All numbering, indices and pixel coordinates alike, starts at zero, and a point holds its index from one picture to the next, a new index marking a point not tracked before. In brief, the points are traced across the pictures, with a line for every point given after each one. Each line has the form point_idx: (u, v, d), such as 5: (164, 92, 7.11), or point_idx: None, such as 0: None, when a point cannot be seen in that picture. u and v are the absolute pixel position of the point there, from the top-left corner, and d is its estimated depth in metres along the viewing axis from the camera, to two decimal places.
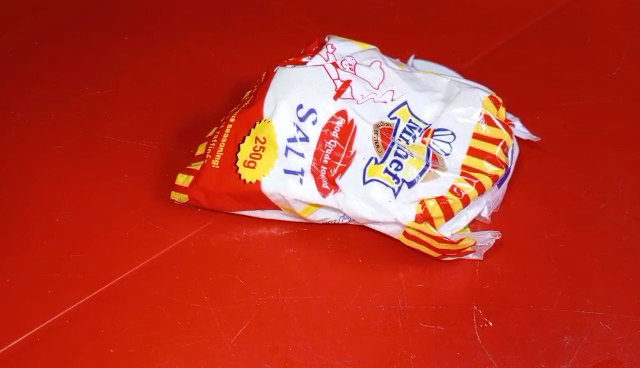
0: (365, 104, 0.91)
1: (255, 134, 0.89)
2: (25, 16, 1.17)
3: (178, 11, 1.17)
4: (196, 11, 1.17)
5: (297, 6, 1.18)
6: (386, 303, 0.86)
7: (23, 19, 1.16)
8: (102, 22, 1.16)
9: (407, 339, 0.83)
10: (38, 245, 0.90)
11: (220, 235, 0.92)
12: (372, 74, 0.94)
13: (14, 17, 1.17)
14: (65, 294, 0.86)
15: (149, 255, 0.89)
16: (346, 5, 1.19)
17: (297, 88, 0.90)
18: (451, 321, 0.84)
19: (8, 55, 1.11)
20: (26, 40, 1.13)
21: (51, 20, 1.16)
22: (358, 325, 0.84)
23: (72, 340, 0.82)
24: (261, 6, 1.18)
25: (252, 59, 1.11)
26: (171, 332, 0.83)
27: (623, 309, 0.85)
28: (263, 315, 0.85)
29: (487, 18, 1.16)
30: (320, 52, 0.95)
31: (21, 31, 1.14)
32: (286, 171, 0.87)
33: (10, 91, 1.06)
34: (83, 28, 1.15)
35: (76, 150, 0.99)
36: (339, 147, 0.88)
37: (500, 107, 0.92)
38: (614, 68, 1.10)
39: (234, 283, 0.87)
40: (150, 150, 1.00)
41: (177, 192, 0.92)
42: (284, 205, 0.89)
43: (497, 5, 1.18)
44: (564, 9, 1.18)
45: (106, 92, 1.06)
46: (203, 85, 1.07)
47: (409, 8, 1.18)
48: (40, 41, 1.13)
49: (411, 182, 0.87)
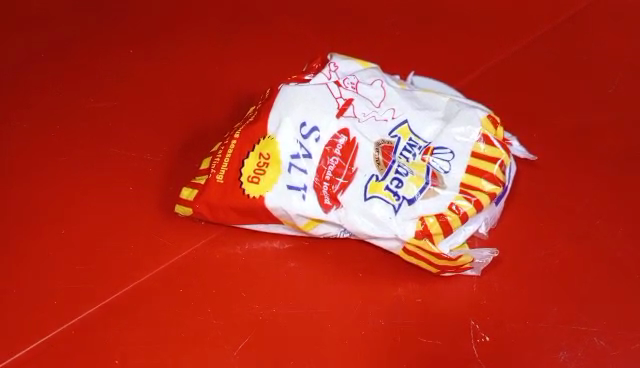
0: (367, 123, 0.93)
1: (260, 150, 0.91)
2: (29, 22, 1.18)
3: (180, 19, 1.18)
4: (199, 19, 1.18)
5: (300, 16, 1.19)
6: (385, 316, 0.88)
7: (29, 27, 1.17)
8: (105, 29, 1.17)
9: (406, 353, 0.85)
10: (45, 256, 0.92)
11: (223, 247, 0.94)
12: (374, 92, 0.95)
13: (18, 22, 1.17)
14: (72, 304, 0.88)
15: (154, 266, 0.91)
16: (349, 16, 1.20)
17: (301, 107, 0.92)
18: (450, 335, 0.86)
19: (13, 62, 1.12)
20: (31, 48, 1.14)
21: (56, 29, 1.17)
22: (358, 338, 0.86)
23: (78, 350, 0.84)
24: (265, 15, 1.19)
25: (255, 71, 1.12)
26: (175, 342, 0.85)
27: (616, 324, 0.87)
28: (265, 328, 0.87)
29: (487, 32, 1.18)
30: (322, 71, 0.96)
31: (24, 38, 1.15)
32: (289, 187, 0.89)
33: (15, 99, 1.08)
34: (87, 35, 1.16)
35: (83, 162, 1.01)
36: (341, 164, 0.90)
37: (498, 127, 0.94)
38: (612, 83, 1.12)
39: (238, 296, 0.89)
40: (154, 162, 1.02)
41: (181, 205, 0.94)
42: (286, 219, 0.91)
43: (497, 19, 1.20)
44: (564, 23, 1.19)
45: (111, 102, 1.08)
46: (207, 97, 1.09)
47: (410, 20, 1.20)
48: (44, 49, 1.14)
49: (411, 199, 0.89)
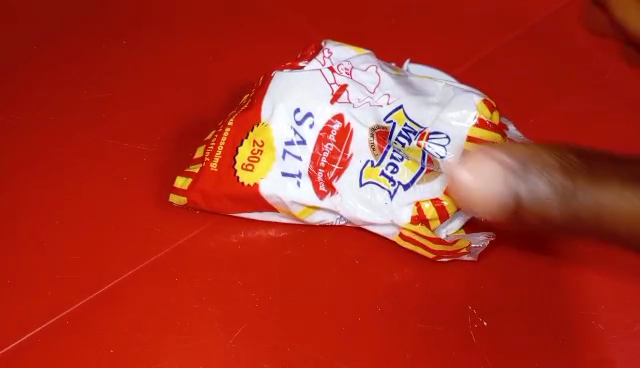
0: (362, 108, 0.90)
1: (254, 136, 0.90)
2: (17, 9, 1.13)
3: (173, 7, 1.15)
4: (193, 7, 1.15)
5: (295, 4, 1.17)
6: (383, 303, 0.88)
7: (16, 12, 1.13)
8: (96, 16, 1.13)
9: (405, 340, 0.84)
10: (38, 246, 0.90)
11: (219, 236, 0.93)
12: (369, 78, 0.94)
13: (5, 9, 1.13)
14: (66, 294, 0.87)
15: (148, 256, 0.90)
16: (345, 3, 1.18)
17: (295, 93, 0.90)
18: (447, 321, 0.86)
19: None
20: (21, 34, 1.10)
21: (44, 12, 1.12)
22: (356, 325, 0.86)
23: (73, 340, 0.84)
24: (260, 2, 1.17)
25: (252, 59, 1.10)
26: (171, 331, 0.84)
27: (614, 308, 0.88)
28: (262, 316, 0.86)
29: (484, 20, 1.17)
30: (316, 57, 0.94)
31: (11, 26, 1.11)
32: (284, 174, 0.89)
33: (4, 89, 1.04)
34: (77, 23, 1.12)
35: (77, 152, 0.99)
36: (336, 151, 0.89)
37: (494, 111, 0.92)
38: (608, 70, 1.11)
39: (233, 284, 0.89)
40: (149, 153, 0.99)
41: (176, 194, 0.93)
42: (281, 206, 0.90)
43: (494, 7, 1.19)
44: (561, 10, 1.18)
45: (105, 94, 1.05)
46: (203, 86, 1.07)
47: (406, 8, 1.18)
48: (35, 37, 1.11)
49: (407, 185, 0.88)
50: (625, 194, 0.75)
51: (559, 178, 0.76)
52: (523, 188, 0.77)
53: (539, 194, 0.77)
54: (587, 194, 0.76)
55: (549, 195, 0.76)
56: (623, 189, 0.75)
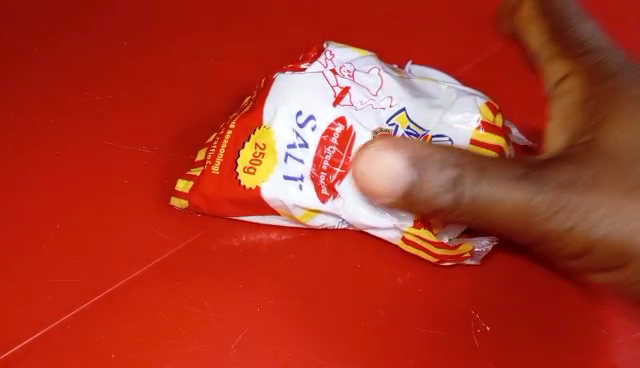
0: (364, 111, 0.90)
1: (255, 139, 0.90)
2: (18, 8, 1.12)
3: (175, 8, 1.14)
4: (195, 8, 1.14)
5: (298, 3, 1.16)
6: (385, 307, 0.87)
7: (16, 11, 1.11)
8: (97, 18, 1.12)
9: (407, 344, 0.84)
10: (38, 249, 0.90)
11: (219, 239, 0.92)
12: (372, 81, 0.93)
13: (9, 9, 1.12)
14: (66, 298, 0.86)
15: (149, 260, 0.90)
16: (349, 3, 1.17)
17: (297, 95, 0.89)
18: (450, 325, 0.86)
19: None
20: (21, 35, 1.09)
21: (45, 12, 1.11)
22: (358, 329, 0.85)
23: (73, 345, 0.83)
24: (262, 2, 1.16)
25: (253, 60, 1.09)
26: (171, 335, 0.84)
27: (618, 312, 0.87)
28: (263, 320, 0.86)
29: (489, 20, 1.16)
30: (318, 59, 0.93)
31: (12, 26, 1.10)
32: (286, 177, 0.88)
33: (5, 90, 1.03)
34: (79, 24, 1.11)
35: (77, 155, 0.98)
36: (338, 153, 0.88)
37: (497, 114, 0.92)
38: None
39: (234, 288, 0.88)
40: (150, 155, 0.99)
41: (177, 197, 0.92)
42: (283, 210, 0.90)
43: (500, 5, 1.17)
44: None
45: (106, 96, 1.04)
46: (204, 87, 1.06)
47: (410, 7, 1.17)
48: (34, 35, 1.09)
49: None
50: (515, 185, 0.68)
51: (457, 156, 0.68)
52: (469, 177, 0.68)
53: (425, 182, 0.67)
54: (470, 183, 0.68)
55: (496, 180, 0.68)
56: (524, 173, 0.69)
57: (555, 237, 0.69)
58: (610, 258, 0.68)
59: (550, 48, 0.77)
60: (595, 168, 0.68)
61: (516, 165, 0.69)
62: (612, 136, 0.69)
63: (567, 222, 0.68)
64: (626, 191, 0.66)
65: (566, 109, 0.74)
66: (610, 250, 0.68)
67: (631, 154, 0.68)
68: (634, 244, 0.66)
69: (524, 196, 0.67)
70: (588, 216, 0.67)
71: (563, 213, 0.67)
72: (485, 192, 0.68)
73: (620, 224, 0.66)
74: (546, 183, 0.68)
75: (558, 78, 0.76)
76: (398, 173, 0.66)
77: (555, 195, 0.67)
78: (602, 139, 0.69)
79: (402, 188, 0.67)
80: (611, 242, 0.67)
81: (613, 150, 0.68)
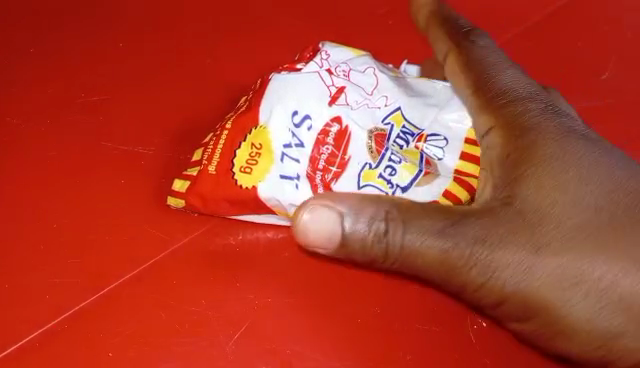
0: (359, 110, 0.90)
1: (251, 139, 0.89)
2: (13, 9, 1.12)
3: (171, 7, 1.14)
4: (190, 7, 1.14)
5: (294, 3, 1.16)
6: (382, 305, 0.88)
7: (11, 12, 1.11)
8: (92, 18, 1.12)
9: (404, 342, 0.85)
10: (36, 249, 0.90)
11: (216, 238, 0.93)
12: (367, 80, 0.93)
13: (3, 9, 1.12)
14: (65, 297, 0.86)
15: (146, 259, 0.90)
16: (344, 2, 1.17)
17: (293, 95, 0.89)
18: (446, 322, 0.88)
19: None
20: (16, 35, 1.09)
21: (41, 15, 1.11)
22: (356, 327, 0.86)
23: (72, 344, 0.83)
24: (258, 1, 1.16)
25: (249, 60, 1.10)
26: (169, 334, 0.84)
27: None
28: (260, 318, 0.86)
29: (485, 18, 1.16)
30: (313, 59, 0.93)
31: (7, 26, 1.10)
32: (282, 176, 0.88)
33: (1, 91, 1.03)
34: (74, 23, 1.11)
35: (74, 155, 0.98)
36: (334, 153, 0.88)
37: None
38: (604, 70, 1.12)
39: (232, 286, 0.88)
40: (147, 155, 0.99)
41: (173, 197, 0.93)
42: (279, 209, 0.90)
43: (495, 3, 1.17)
44: (561, 8, 1.18)
45: (102, 97, 1.04)
46: (201, 87, 1.06)
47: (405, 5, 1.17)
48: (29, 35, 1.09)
49: (405, 187, 0.88)
50: (437, 238, 0.75)
51: (385, 209, 0.76)
52: (396, 228, 0.75)
53: (353, 231, 0.75)
54: (397, 234, 0.75)
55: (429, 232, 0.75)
56: (447, 226, 0.75)
57: (472, 290, 0.78)
58: (522, 309, 0.77)
59: (478, 97, 0.88)
60: (511, 225, 0.75)
61: (440, 218, 0.76)
62: (529, 196, 0.76)
63: (480, 279, 0.76)
64: (535, 249, 0.74)
65: (493, 162, 0.82)
66: (522, 303, 0.76)
67: (546, 211, 0.75)
68: (538, 296, 0.75)
69: (444, 249, 0.75)
70: (501, 275, 0.75)
71: (481, 262, 0.75)
72: (411, 243, 0.75)
73: (529, 276, 0.74)
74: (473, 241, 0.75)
75: (483, 130, 0.86)
76: (335, 230, 0.75)
77: (473, 248, 0.75)
78: (518, 199, 0.76)
79: (336, 243, 0.76)
80: (520, 292, 0.75)
81: (531, 210, 0.76)
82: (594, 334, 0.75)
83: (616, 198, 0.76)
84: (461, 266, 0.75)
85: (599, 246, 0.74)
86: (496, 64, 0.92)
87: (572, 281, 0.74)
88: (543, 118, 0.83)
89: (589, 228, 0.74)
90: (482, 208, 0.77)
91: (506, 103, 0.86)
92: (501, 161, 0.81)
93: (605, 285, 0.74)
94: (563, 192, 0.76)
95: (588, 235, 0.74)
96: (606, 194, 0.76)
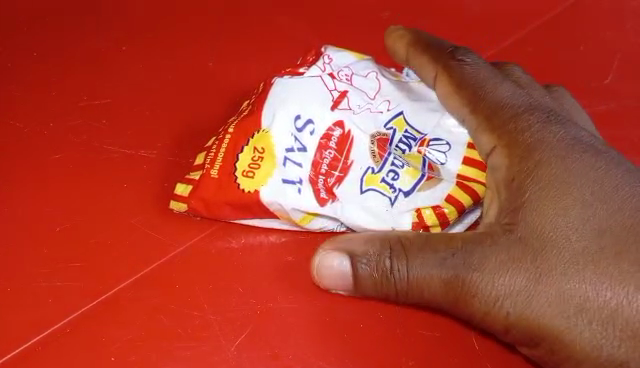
0: (362, 115, 0.89)
1: (254, 143, 0.89)
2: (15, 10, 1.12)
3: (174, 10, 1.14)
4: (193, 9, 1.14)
5: (296, 6, 1.16)
6: (384, 310, 0.88)
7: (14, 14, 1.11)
8: (95, 20, 1.12)
9: (405, 347, 0.86)
10: (39, 253, 0.90)
11: (218, 242, 0.93)
12: (369, 84, 0.92)
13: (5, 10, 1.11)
14: (67, 301, 0.87)
15: (148, 263, 0.90)
16: (347, 5, 1.17)
17: (295, 99, 0.89)
18: (448, 327, 0.88)
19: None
20: (19, 38, 1.09)
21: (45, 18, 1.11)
22: (357, 332, 0.86)
23: (74, 348, 0.84)
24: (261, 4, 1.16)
25: (252, 63, 1.10)
26: (171, 338, 0.85)
27: None
28: (262, 322, 0.87)
29: (488, 21, 1.16)
30: (316, 63, 0.93)
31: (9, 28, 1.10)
32: (284, 181, 0.88)
33: (4, 93, 1.03)
34: (77, 25, 1.11)
35: (77, 158, 0.98)
36: (337, 157, 0.88)
37: None
38: (607, 74, 1.12)
39: (234, 291, 0.89)
40: (149, 159, 0.99)
41: (177, 202, 0.93)
42: (281, 214, 0.90)
43: (498, 6, 1.17)
44: (565, 11, 1.17)
45: (105, 100, 1.04)
46: (203, 90, 1.06)
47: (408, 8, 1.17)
48: (31, 38, 1.09)
49: (408, 192, 0.88)
50: (439, 268, 0.77)
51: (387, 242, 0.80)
52: (399, 263, 0.78)
53: (360, 270, 0.81)
54: (401, 269, 0.78)
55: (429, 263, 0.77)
56: (447, 257, 0.77)
57: (479, 319, 0.78)
58: (527, 337, 0.77)
59: (477, 116, 0.86)
60: (512, 252, 0.76)
61: (443, 247, 0.78)
62: (530, 221, 0.76)
63: (483, 309, 0.77)
64: (537, 276, 0.75)
65: (498, 185, 0.82)
66: (526, 331, 0.76)
67: (548, 238, 0.75)
68: (543, 325, 0.75)
69: (446, 279, 0.77)
70: (505, 303, 0.76)
71: (483, 290, 0.76)
72: (415, 274, 0.78)
73: (532, 303, 0.75)
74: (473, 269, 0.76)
75: (487, 150, 0.84)
76: (346, 271, 0.81)
77: (475, 276, 0.76)
78: (519, 225, 0.76)
79: (349, 282, 0.82)
80: (524, 320, 0.76)
81: (532, 235, 0.76)
82: (600, 362, 0.74)
83: (621, 219, 0.75)
84: (464, 294, 0.76)
85: (602, 272, 0.73)
86: (488, 81, 0.89)
87: (575, 309, 0.74)
88: (545, 132, 0.82)
89: (591, 255, 0.74)
90: (483, 232, 0.78)
91: (507, 118, 0.84)
92: (504, 186, 0.80)
93: (610, 311, 0.73)
94: (565, 215, 0.76)
95: (590, 260, 0.74)
96: (612, 214, 0.75)
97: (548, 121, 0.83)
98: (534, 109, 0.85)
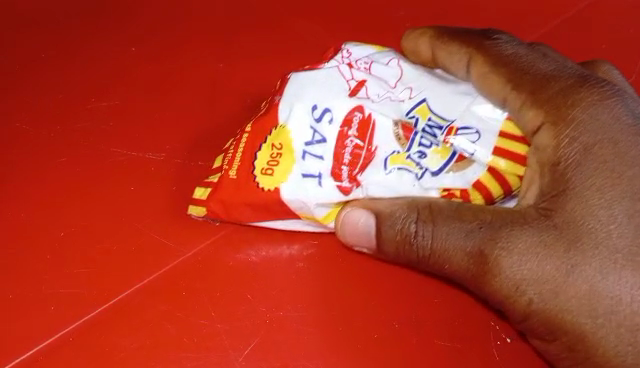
0: (382, 103, 0.83)
1: (272, 140, 0.85)
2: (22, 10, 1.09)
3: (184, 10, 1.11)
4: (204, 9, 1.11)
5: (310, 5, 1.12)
6: (400, 319, 0.84)
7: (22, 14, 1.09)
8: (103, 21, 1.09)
9: (422, 358, 0.81)
10: (41, 258, 0.87)
11: (228, 250, 0.89)
12: (391, 72, 0.87)
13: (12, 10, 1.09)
14: (70, 309, 0.83)
15: (155, 270, 0.87)
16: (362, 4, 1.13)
17: (312, 91, 0.85)
18: (468, 338, 0.83)
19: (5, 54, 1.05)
20: (26, 39, 1.06)
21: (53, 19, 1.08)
22: (372, 343, 0.82)
23: (76, 357, 0.80)
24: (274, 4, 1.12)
25: (263, 64, 1.06)
26: (177, 347, 0.81)
27: None
28: (273, 332, 0.83)
29: (509, 19, 1.11)
30: (334, 57, 0.88)
31: (17, 29, 1.07)
32: (304, 175, 0.83)
33: (11, 95, 1.01)
34: (85, 25, 1.08)
35: (83, 162, 0.95)
36: (359, 145, 0.82)
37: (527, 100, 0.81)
38: (632, 72, 1.07)
39: (244, 299, 0.85)
40: (157, 162, 0.96)
41: (195, 206, 0.89)
42: (304, 213, 0.86)
43: (519, 5, 1.13)
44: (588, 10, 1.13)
45: (112, 102, 1.01)
46: (213, 92, 1.03)
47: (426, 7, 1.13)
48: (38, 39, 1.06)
49: (436, 171, 0.80)
50: (464, 238, 0.73)
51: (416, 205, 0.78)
52: (425, 229, 0.76)
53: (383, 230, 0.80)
54: (426, 235, 0.76)
55: (453, 233, 0.74)
56: (476, 228, 0.73)
57: (501, 301, 0.74)
58: (546, 328, 0.72)
59: (521, 93, 0.77)
60: (545, 237, 0.70)
61: (472, 220, 0.74)
62: (570, 209, 0.70)
63: (506, 290, 0.72)
64: (568, 268, 0.69)
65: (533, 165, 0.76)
66: (547, 323, 0.72)
67: (586, 229, 0.69)
68: (566, 319, 0.70)
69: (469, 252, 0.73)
70: (530, 289, 0.71)
71: (507, 272, 0.71)
72: (440, 243, 0.75)
73: (559, 296, 0.70)
74: (500, 249, 0.71)
75: (532, 128, 0.76)
76: (370, 230, 0.81)
77: (501, 256, 0.71)
78: (558, 212, 0.70)
79: (372, 240, 0.82)
80: (547, 311, 0.71)
81: (570, 224, 0.70)
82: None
83: None
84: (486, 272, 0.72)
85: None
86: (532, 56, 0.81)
87: (605, 310, 0.68)
88: (599, 109, 0.73)
89: (632, 257, 0.68)
90: (517, 213, 0.73)
91: (556, 92, 0.76)
92: (543, 166, 0.74)
93: None
94: (608, 207, 0.69)
95: (630, 262, 0.68)
96: None
97: (605, 95, 0.74)
98: (588, 81, 0.76)
